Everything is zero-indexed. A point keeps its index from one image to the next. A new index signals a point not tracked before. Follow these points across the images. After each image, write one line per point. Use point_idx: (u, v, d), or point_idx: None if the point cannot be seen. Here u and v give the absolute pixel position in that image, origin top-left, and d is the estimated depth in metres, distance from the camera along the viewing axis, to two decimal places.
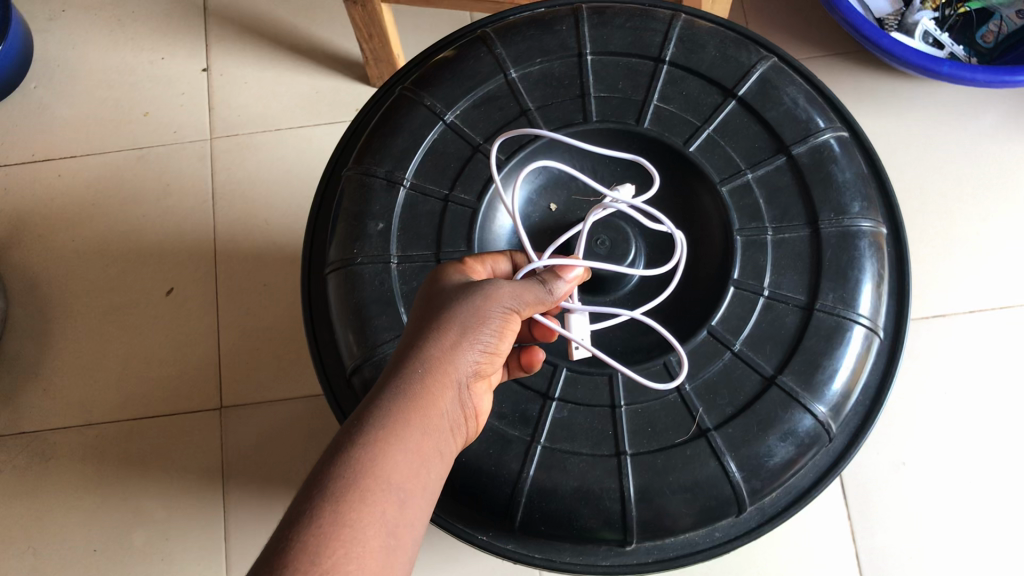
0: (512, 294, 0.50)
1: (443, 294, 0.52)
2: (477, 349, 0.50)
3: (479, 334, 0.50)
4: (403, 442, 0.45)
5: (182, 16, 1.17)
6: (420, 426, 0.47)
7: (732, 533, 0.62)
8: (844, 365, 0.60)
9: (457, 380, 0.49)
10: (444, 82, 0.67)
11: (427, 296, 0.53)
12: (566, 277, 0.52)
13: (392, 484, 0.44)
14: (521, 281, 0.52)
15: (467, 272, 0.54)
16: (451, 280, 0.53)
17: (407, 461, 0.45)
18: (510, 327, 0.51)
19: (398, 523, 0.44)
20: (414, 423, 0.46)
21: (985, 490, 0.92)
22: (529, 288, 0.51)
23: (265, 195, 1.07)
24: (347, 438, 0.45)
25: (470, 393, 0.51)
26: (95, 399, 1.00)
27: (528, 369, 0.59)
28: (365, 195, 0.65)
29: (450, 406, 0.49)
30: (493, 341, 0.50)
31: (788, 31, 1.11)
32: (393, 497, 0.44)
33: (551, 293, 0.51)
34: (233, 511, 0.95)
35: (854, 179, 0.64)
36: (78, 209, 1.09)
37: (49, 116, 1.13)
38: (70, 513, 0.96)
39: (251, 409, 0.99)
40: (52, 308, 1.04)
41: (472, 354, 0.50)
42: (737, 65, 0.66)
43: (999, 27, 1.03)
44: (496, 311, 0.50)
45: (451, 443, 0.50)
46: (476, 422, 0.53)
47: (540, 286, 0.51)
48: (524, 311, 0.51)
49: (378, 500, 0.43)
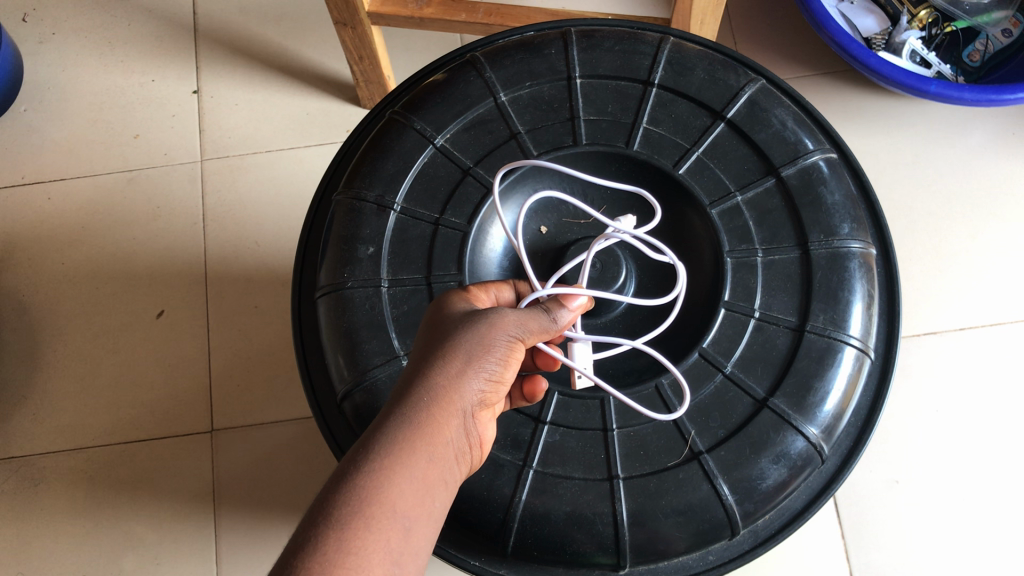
0: (516, 323, 0.50)
1: (448, 320, 0.51)
2: (481, 377, 0.50)
3: (484, 362, 0.49)
4: (409, 469, 0.45)
5: (172, 37, 1.18)
6: (425, 454, 0.46)
7: (725, 556, 0.61)
8: (835, 387, 0.60)
9: (462, 408, 0.49)
10: (433, 106, 0.67)
11: (431, 322, 0.52)
12: (570, 306, 0.52)
13: (397, 512, 0.44)
14: (525, 309, 0.52)
15: (471, 299, 0.54)
16: (455, 307, 0.52)
17: (412, 489, 0.45)
18: (515, 356, 0.51)
19: (402, 552, 0.44)
20: (419, 450, 0.46)
21: (979, 506, 0.92)
22: (534, 316, 0.51)
23: (256, 217, 1.07)
24: (352, 464, 0.45)
25: (474, 421, 0.51)
26: (84, 423, 1.00)
27: (530, 400, 0.59)
28: (354, 219, 0.65)
29: (455, 434, 0.49)
30: (497, 369, 0.50)
31: (775, 51, 1.12)
32: (397, 524, 0.44)
33: (555, 321, 0.52)
34: (223, 536, 0.94)
35: (842, 201, 0.64)
36: (67, 232, 1.08)
37: (39, 139, 1.13)
38: (60, 538, 0.95)
39: (242, 432, 0.98)
40: (43, 331, 1.04)
41: (477, 382, 0.49)
42: (725, 88, 0.66)
43: (984, 46, 1.04)
44: (501, 339, 0.50)
45: (455, 471, 0.49)
46: (480, 449, 0.52)
47: (544, 314, 0.51)
48: (528, 340, 0.51)
49: (382, 529, 0.43)
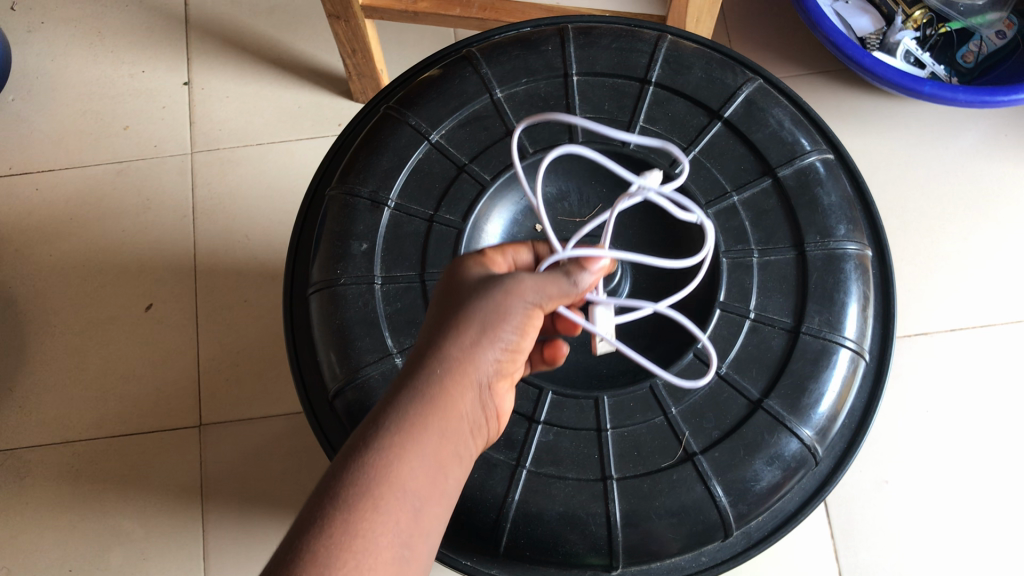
0: (534, 289, 0.47)
1: (465, 285, 0.49)
2: (496, 347, 0.47)
3: (500, 332, 0.47)
4: (419, 447, 0.44)
5: (163, 28, 1.16)
6: (437, 430, 0.45)
7: (717, 558, 0.61)
8: (830, 389, 0.60)
9: (477, 380, 0.47)
10: (428, 101, 0.66)
11: (448, 285, 0.50)
12: (591, 269, 0.47)
13: (407, 492, 0.43)
14: (545, 271, 0.47)
15: (489, 261, 0.50)
16: (473, 269, 0.49)
17: (423, 468, 0.44)
18: (533, 324, 0.48)
19: (413, 531, 0.43)
20: (431, 426, 0.45)
21: (966, 507, 0.92)
22: (553, 280, 0.47)
23: (247, 210, 1.06)
24: (362, 441, 0.44)
25: (492, 392, 0.49)
26: (71, 417, 0.99)
27: (552, 363, 0.56)
28: (347, 215, 0.64)
29: (471, 408, 0.47)
30: (513, 339, 0.48)
31: (770, 49, 1.12)
32: (407, 504, 0.43)
33: (575, 286, 0.47)
34: (211, 532, 0.94)
35: (838, 202, 0.64)
36: (56, 224, 1.07)
37: (27, 130, 1.11)
38: (46, 533, 0.94)
39: (230, 428, 0.98)
40: (29, 325, 1.03)
41: (492, 353, 0.47)
42: (722, 88, 0.66)
43: (978, 47, 1.04)
44: (518, 307, 0.47)
45: (472, 442, 0.48)
46: (499, 415, 0.51)
47: (563, 279, 0.47)
48: (548, 305, 0.47)
49: (391, 509, 0.42)
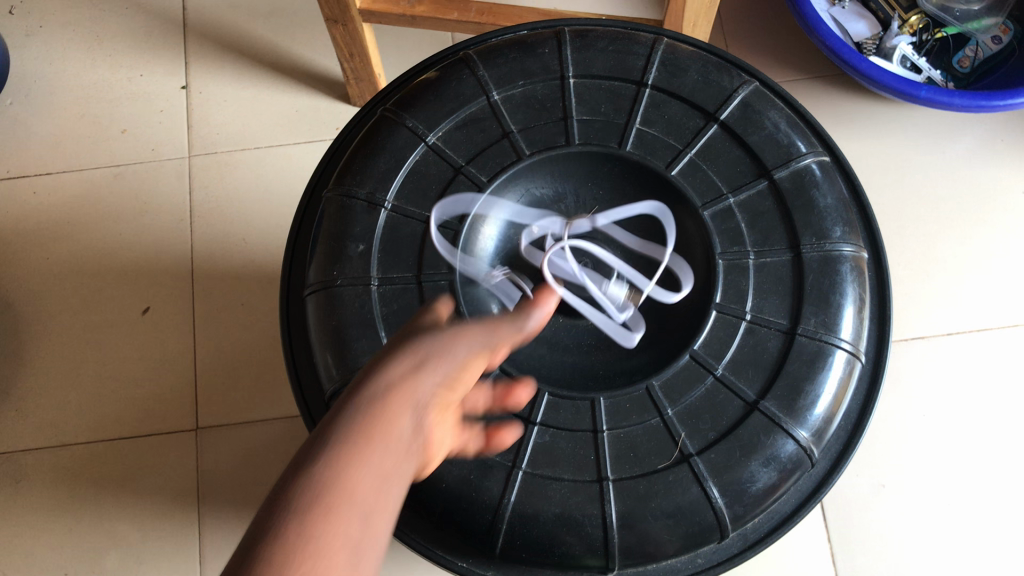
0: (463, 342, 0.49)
1: (404, 340, 0.49)
2: (433, 380, 0.46)
3: (434, 367, 0.46)
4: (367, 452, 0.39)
5: (162, 32, 1.17)
6: (382, 440, 0.40)
7: (713, 559, 0.61)
8: (826, 390, 0.60)
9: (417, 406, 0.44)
10: (425, 103, 0.66)
11: (392, 344, 0.49)
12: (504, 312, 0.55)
13: (361, 498, 0.37)
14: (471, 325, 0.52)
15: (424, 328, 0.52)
16: (412, 330, 0.50)
17: (374, 474, 0.38)
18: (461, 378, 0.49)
19: (370, 540, 0.36)
20: (375, 433, 0.40)
21: (962, 510, 0.92)
22: (472, 332, 0.51)
23: (244, 214, 1.07)
24: (304, 454, 0.38)
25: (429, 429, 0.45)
26: (68, 420, 0.99)
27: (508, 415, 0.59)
28: (344, 216, 0.64)
29: (412, 432, 0.43)
30: (447, 380, 0.47)
31: (767, 54, 1.12)
32: (361, 509, 0.37)
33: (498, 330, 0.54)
34: (208, 535, 0.94)
35: (834, 205, 0.64)
36: (53, 227, 1.07)
37: (25, 133, 1.12)
38: (42, 536, 0.94)
39: (227, 431, 0.98)
40: (26, 328, 1.03)
41: (429, 384, 0.45)
42: (718, 90, 0.66)
43: (974, 52, 1.04)
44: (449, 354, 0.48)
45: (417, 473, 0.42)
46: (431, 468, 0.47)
47: (488, 326, 0.53)
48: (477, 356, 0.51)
49: (344, 511, 0.36)
